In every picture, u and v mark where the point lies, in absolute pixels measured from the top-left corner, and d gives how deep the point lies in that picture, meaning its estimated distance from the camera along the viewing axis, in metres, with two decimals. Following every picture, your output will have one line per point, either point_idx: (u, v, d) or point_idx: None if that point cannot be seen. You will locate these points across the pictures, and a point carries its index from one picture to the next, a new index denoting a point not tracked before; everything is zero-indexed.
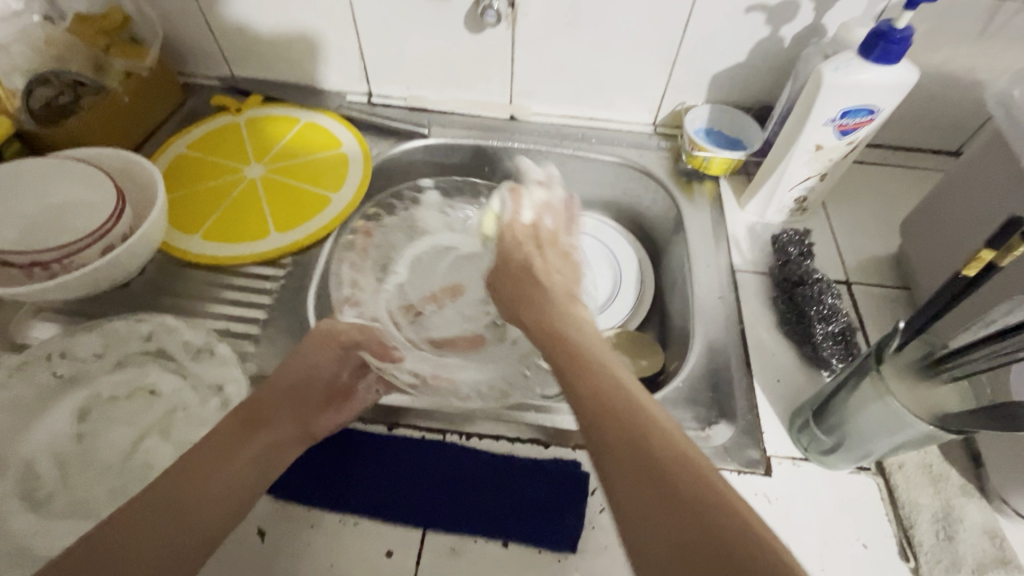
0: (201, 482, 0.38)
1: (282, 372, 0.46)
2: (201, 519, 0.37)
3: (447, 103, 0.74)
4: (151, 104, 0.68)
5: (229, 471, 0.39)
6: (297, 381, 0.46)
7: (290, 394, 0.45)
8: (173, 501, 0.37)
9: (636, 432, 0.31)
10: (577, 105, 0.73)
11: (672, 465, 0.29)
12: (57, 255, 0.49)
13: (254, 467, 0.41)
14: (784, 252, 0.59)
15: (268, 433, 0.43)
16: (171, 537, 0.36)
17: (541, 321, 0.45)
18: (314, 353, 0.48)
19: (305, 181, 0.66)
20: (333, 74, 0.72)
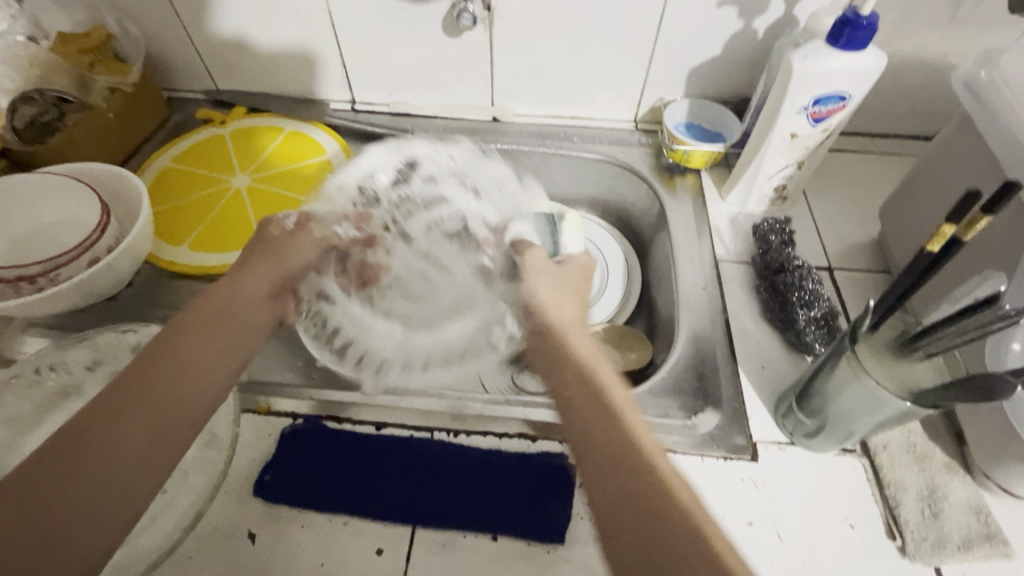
0: (177, 365, 0.39)
1: (252, 260, 0.49)
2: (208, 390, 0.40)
3: (430, 108, 0.75)
4: (136, 119, 0.68)
5: (206, 354, 0.41)
6: (267, 267, 0.49)
7: (266, 274, 0.49)
8: (147, 389, 0.38)
9: (631, 448, 0.35)
10: (557, 104, 0.74)
11: (648, 480, 0.33)
12: (43, 269, 0.50)
13: (216, 346, 0.42)
14: (765, 241, 0.59)
15: (239, 318, 0.45)
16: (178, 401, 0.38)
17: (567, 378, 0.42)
18: (305, 243, 0.53)
19: (290, 189, 0.67)
20: (315, 83, 0.73)
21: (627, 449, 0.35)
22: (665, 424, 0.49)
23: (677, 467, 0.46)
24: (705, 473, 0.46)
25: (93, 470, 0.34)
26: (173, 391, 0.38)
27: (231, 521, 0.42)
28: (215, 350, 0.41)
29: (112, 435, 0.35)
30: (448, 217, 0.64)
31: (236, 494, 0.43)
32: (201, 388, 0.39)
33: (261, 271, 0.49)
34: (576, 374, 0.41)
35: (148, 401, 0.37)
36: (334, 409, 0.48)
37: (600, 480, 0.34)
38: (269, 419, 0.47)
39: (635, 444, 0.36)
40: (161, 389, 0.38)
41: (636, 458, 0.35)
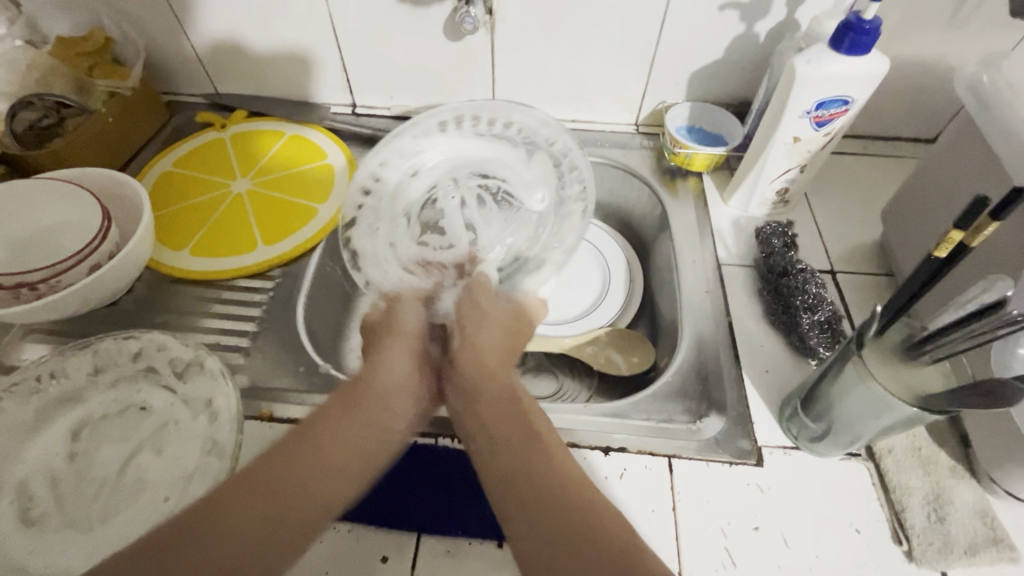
0: (331, 440, 0.39)
1: (387, 340, 0.48)
2: (329, 486, 0.37)
3: (431, 111, 0.75)
4: (136, 124, 0.68)
5: (354, 427, 0.40)
6: (402, 337, 0.48)
7: (402, 353, 0.47)
8: (294, 463, 0.37)
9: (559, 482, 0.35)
10: (559, 107, 0.74)
11: (578, 508, 0.34)
12: (43, 275, 0.49)
13: (387, 417, 0.42)
14: (768, 244, 0.59)
15: (373, 407, 0.42)
16: (281, 497, 0.35)
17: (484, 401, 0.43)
18: (413, 311, 0.50)
19: (291, 192, 0.66)
20: (316, 87, 0.73)
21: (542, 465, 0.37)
22: (669, 428, 0.49)
23: (682, 471, 0.46)
24: (710, 478, 0.46)
25: (258, 512, 0.34)
26: (286, 496, 0.35)
27: None
28: (374, 417, 0.41)
29: (292, 478, 0.36)
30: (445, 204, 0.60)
31: None
32: (316, 481, 0.36)
33: (399, 347, 0.47)
34: (505, 408, 0.41)
35: (249, 516, 0.34)
36: None
37: (517, 493, 0.35)
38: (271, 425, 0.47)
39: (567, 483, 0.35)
40: (316, 458, 0.37)
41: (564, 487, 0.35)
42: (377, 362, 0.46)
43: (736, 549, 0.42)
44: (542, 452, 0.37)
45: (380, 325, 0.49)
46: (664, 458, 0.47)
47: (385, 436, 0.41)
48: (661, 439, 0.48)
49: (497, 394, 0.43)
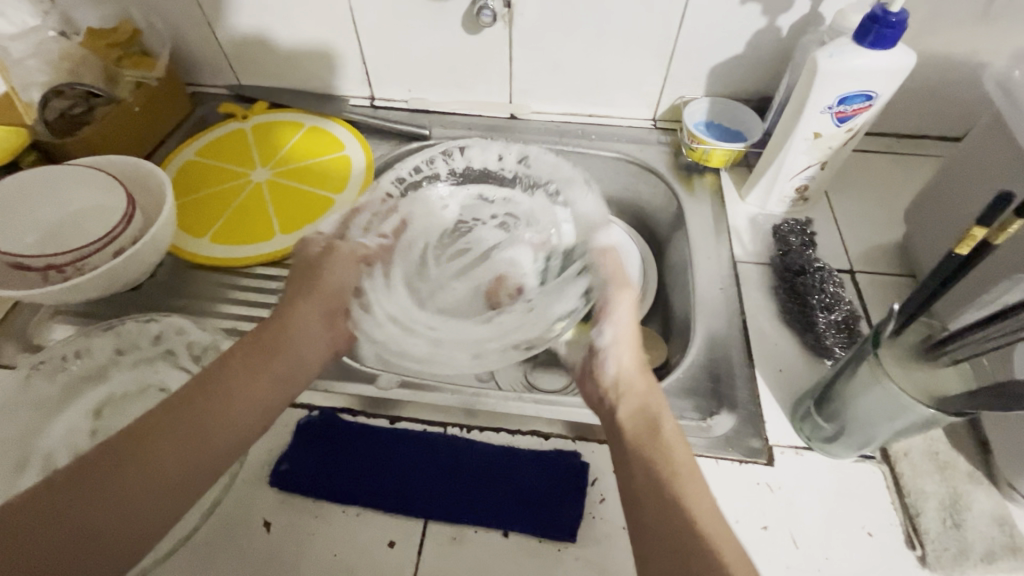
0: (232, 389, 0.43)
1: (300, 293, 0.52)
2: (231, 432, 0.42)
3: (448, 104, 0.75)
4: (161, 114, 0.70)
5: (265, 376, 0.45)
6: (320, 298, 0.52)
7: (315, 316, 0.51)
8: (197, 416, 0.41)
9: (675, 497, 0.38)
10: (576, 102, 0.74)
11: (679, 512, 0.37)
12: (70, 258, 0.51)
13: (295, 374, 0.47)
14: (785, 243, 0.59)
15: (278, 364, 0.47)
16: (195, 441, 0.40)
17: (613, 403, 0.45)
18: (341, 268, 0.54)
19: (309, 183, 0.67)
20: (335, 79, 0.74)
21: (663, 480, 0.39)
22: (679, 425, 0.49)
23: None
24: (719, 476, 0.45)
25: (166, 460, 0.39)
26: (200, 442, 0.40)
27: (246, 510, 0.43)
28: (280, 369, 0.46)
29: (176, 437, 0.40)
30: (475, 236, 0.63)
31: (252, 484, 0.44)
32: (223, 428, 0.42)
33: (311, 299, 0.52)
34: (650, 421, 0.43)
35: (172, 458, 0.39)
36: (349, 401, 0.49)
37: (638, 484, 0.39)
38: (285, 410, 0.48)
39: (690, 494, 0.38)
40: (216, 404, 0.42)
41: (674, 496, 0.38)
42: (285, 319, 0.50)
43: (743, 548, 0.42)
44: (657, 449, 0.41)
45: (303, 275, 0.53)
46: None
47: (277, 376, 0.46)
48: None
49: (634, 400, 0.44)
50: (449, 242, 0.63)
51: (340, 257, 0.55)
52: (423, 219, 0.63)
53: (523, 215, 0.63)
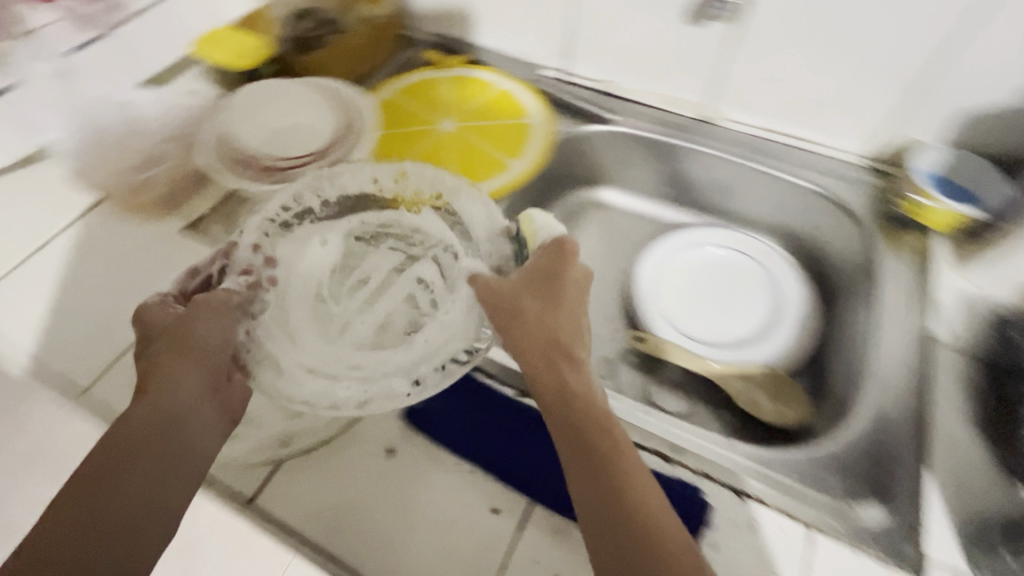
0: (104, 484, 0.34)
1: (160, 352, 0.41)
2: (151, 520, 0.34)
3: (640, 93, 0.73)
4: (375, 50, 0.75)
5: (144, 459, 0.36)
6: (188, 357, 0.41)
7: (185, 378, 0.40)
8: (85, 514, 0.33)
9: (614, 443, 0.38)
10: (779, 118, 0.67)
11: (623, 469, 0.37)
12: (289, 164, 0.58)
13: (180, 452, 0.38)
14: (1004, 336, 0.52)
15: (161, 444, 0.37)
16: (105, 531, 0.33)
17: (566, 408, 0.40)
18: (213, 320, 0.43)
19: (490, 142, 0.69)
20: (537, 47, 0.75)
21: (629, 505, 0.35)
22: (819, 500, 0.44)
23: (823, 551, 0.41)
24: (855, 571, 0.40)
25: (94, 526, 0.33)
26: (105, 520, 0.33)
27: (375, 432, 0.46)
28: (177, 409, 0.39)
29: (124, 480, 0.35)
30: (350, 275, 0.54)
31: (385, 410, 0.47)
32: (134, 507, 0.34)
33: (172, 357, 0.40)
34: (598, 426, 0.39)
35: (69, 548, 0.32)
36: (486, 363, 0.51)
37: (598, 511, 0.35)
38: None
39: (622, 438, 0.39)
40: (102, 495, 0.34)
41: (617, 443, 0.38)
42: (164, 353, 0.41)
43: None
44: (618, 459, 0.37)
45: (170, 332, 0.42)
46: (805, 529, 0.42)
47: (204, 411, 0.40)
48: (806, 507, 0.43)
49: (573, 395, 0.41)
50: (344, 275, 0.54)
51: (212, 309, 0.43)
52: (304, 264, 0.53)
53: (427, 243, 0.56)
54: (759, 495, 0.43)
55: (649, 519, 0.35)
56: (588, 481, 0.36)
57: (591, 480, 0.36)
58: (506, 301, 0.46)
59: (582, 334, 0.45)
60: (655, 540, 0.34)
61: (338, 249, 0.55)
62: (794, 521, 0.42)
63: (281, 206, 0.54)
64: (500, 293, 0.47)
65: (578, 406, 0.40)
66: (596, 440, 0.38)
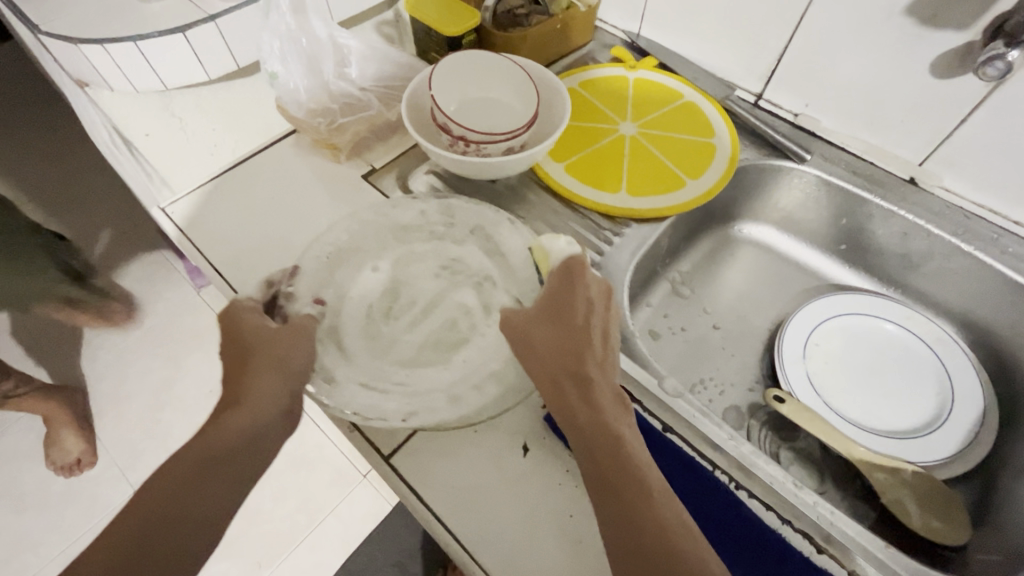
0: (175, 489, 0.39)
1: (256, 360, 0.43)
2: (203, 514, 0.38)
3: (841, 137, 0.67)
4: (569, 38, 0.74)
5: (205, 482, 0.39)
6: (276, 366, 0.43)
7: (268, 384, 0.43)
8: (167, 502, 0.38)
9: (631, 471, 0.38)
10: (1008, 200, 0.59)
11: (641, 502, 0.37)
12: (479, 139, 0.57)
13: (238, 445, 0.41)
14: None
15: (226, 465, 0.40)
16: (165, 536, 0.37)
17: (587, 442, 0.40)
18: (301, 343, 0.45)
19: (668, 156, 0.66)
20: (739, 66, 0.70)
21: (658, 542, 0.36)
22: None
23: None
24: None
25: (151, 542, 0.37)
26: (166, 520, 0.37)
27: (513, 425, 0.47)
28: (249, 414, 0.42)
29: (193, 502, 0.38)
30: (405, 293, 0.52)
31: (526, 407, 0.47)
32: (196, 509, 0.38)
33: (263, 365, 0.43)
34: (619, 457, 0.39)
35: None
36: (633, 386, 0.49)
37: (629, 551, 0.36)
38: None
39: (639, 462, 0.39)
40: (175, 497, 0.38)
41: (632, 469, 0.38)
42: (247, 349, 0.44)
43: None
44: (636, 493, 0.37)
45: (271, 341, 0.44)
46: None
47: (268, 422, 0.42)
48: None
49: (597, 421, 0.40)
50: (390, 292, 0.52)
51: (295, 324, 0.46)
52: (354, 278, 0.52)
53: (483, 267, 0.54)
54: None
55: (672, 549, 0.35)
56: (613, 525, 0.37)
57: (620, 517, 0.37)
58: (519, 333, 0.45)
59: (608, 353, 0.44)
60: (680, 567, 0.35)
61: (387, 270, 0.53)
62: None
63: (330, 237, 0.54)
64: (512, 326, 0.46)
65: (598, 437, 0.40)
66: (618, 475, 0.38)
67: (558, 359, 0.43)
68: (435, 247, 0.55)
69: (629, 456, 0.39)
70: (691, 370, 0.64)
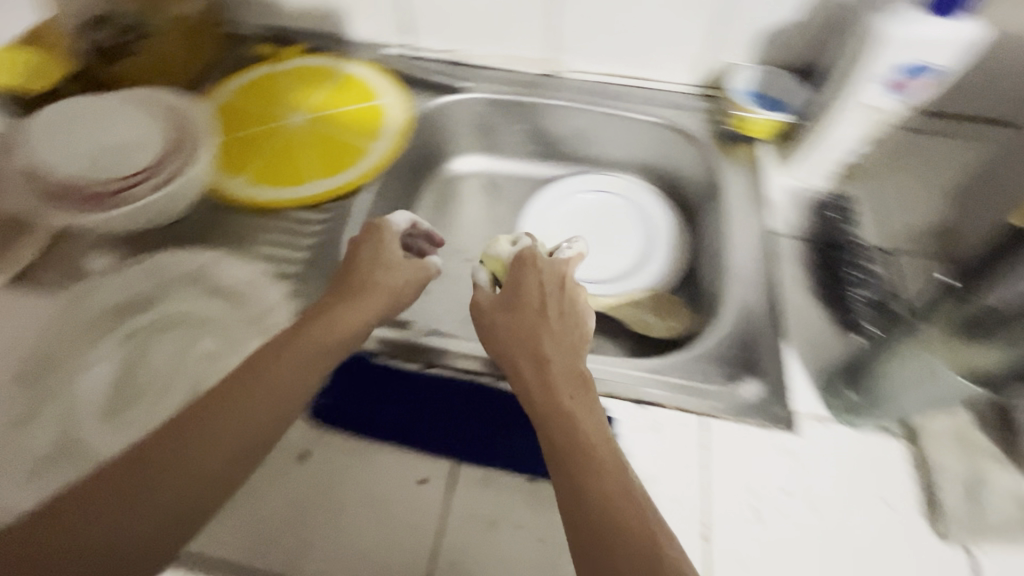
0: (189, 440, 0.38)
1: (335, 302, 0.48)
2: (200, 467, 0.38)
3: (486, 58, 0.75)
4: (194, 51, 0.69)
5: (221, 429, 0.39)
6: (331, 317, 0.46)
7: (303, 348, 0.44)
8: (179, 445, 0.38)
9: (570, 419, 0.39)
10: (616, 62, 0.72)
11: (583, 444, 0.38)
12: (116, 188, 0.54)
13: (249, 395, 0.41)
14: (823, 218, 0.59)
15: (233, 408, 0.40)
16: (171, 479, 0.37)
17: (530, 390, 0.42)
18: (377, 292, 0.49)
19: (348, 132, 0.68)
20: (377, 27, 0.74)
21: (598, 470, 0.36)
22: (705, 389, 0.50)
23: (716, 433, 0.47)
24: (743, 440, 0.46)
25: (137, 498, 0.36)
26: (173, 471, 0.37)
27: (285, 442, 0.45)
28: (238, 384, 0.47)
29: (200, 448, 0.38)
30: (129, 375, 0.48)
31: None
32: (200, 458, 0.38)
33: (312, 327, 0.45)
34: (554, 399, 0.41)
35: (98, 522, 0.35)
36: (385, 346, 0.51)
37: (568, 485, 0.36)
38: None
39: (583, 415, 0.40)
40: (184, 450, 0.38)
41: (565, 412, 0.40)
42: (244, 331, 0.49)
43: (764, 510, 0.43)
44: (575, 431, 0.39)
45: (344, 293, 0.48)
46: (698, 417, 0.48)
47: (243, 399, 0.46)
48: (696, 397, 0.49)
49: (534, 370, 0.43)
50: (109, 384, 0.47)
51: (391, 274, 0.50)
52: (65, 386, 0.47)
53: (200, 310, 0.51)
54: (654, 400, 0.49)
55: (600, 509, 0.34)
56: (556, 458, 0.37)
57: (562, 448, 0.38)
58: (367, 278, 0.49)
59: (568, 330, 0.46)
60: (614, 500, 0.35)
61: (106, 363, 0.49)
62: (688, 413, 0.48)
63: (28, 358, 0.48)
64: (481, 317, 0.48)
65: (530, 379, 0.43)
66: (552, 412, 0.40)
67: (517, 331, 0.46)
68: (146, 315, 0.52)
69: (568, 397, 0.41)
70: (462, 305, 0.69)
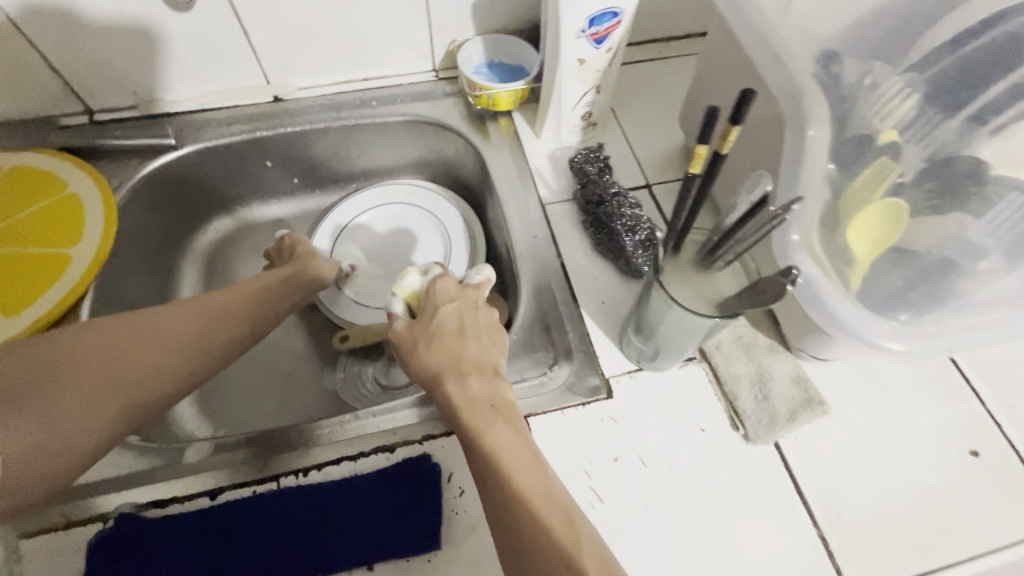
0: (148, 331, 0.44)
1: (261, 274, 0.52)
2: (153, 372, 0.43)
3: (194, 100, 0.64)
4: None
5: (177, 323, 0.45)
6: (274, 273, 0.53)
7: (256, 288, 0.50)
8: (139, 333, 0.43)
9: (490, 425, 0.37)
10: (343, 69, 0.66)
11: (510, 450, 0.36)
12: None
13: (212, 312, 0.47)
14: (583, 173, 0.58)
15: (204, 310, 0.47)
16: (145, 350, 0.43)
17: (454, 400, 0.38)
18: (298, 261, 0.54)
19: (33, 242, 0.55)
20: (34, 100, 0.59)
21: (525, 470, 0.35)
22: (521, 388, 0.48)
23: (540, 429, 0.46)
24: (567, 425, 0.46)
25: (130, 349, 0.43)
26: (136, 346, 0.43)
27: None
28: (85, 395, 0.40)
29: (167, 333, 0.44)
30: None
31: None
32: (149, 360, 0.43)
33: (262, 279, 0.51)
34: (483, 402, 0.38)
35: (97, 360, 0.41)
36: (155, 492, 0.42)
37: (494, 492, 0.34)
38: (71, 532, 0.40)
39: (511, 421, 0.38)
40: (145, 330, 0.44)
41: (492, 414, 0.37)
42: (108, 338, 0.42)
43: (600, 486, 0.44)
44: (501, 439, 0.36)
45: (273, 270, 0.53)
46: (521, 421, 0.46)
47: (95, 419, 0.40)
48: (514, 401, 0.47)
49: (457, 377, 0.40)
50: None
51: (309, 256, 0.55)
52: None
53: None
54: None
55: (510, 511, 0.33)
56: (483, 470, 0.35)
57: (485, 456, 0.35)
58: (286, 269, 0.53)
59: (488, 351, 0.42)
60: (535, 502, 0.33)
61: None
62: None
63: None
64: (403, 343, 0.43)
65: (456, 393, 0.39)
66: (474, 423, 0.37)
67: (457, 351, 0.41)
68: None
69: (488, 400, 0.38)
70: (271, 380, 0.62)
